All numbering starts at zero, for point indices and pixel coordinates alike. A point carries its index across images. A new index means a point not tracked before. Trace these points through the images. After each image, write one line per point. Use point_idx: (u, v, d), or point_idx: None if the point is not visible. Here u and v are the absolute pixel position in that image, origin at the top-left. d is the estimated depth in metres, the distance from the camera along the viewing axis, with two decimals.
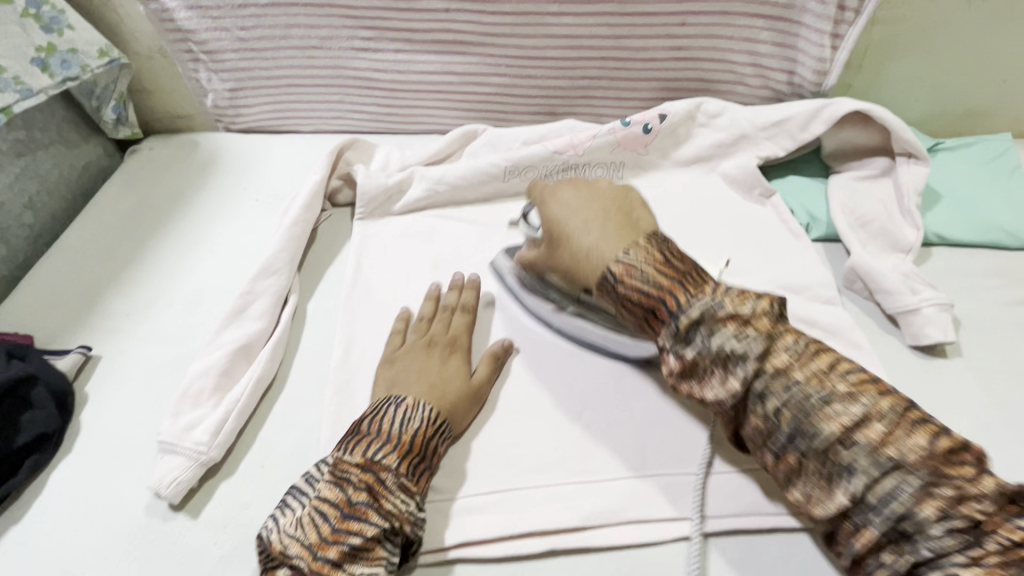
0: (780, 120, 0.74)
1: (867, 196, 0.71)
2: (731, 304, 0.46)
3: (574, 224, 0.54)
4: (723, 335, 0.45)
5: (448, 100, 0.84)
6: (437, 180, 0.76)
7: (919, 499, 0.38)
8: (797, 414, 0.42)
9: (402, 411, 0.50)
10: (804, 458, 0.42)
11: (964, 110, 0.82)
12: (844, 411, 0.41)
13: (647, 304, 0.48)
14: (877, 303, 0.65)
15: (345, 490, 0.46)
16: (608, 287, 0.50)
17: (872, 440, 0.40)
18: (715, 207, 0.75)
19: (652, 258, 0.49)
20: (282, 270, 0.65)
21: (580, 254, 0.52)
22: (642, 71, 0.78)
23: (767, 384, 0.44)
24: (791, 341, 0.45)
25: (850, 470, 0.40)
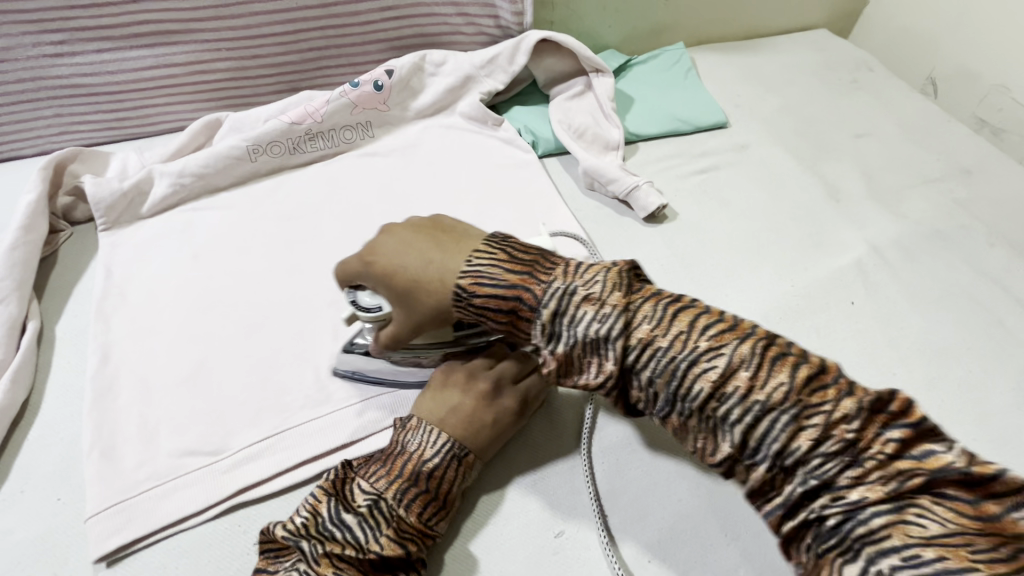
0: (492, 58, 0.83)
1: (578, 110, 0.83)
2: (590, 289, 0.43)
3: (410, 260, 0.48)
4: (649, 348, 0.40)
5: (180, 94, 0.83)
6: (179, 172, 0.75)
7: (793, 435, 0.36)
8: (625, 327, 0.41)
9: (460, 471, 0.50)
10: (571, 348, 0.43)
11: (648, 29, 0.99)
12: (600, 296, 0.42)
13: (506, 310, 0.45)
14: (610, 196, 0.77)
15: (410, 547, 0.46)
16: (461, 304, 0.46)
17: (740, 389, 0.37)
18: (458, 146, 0.84)
19: (495, 264, 0.45)
20: (9, 298, 0.62)
21: (443, 285, 0.46)
22: (364, 34, 0.84)
23: (730, 409, 0.38)
24: (650, 312, 0.42)
25: (741, 439, 0.38)
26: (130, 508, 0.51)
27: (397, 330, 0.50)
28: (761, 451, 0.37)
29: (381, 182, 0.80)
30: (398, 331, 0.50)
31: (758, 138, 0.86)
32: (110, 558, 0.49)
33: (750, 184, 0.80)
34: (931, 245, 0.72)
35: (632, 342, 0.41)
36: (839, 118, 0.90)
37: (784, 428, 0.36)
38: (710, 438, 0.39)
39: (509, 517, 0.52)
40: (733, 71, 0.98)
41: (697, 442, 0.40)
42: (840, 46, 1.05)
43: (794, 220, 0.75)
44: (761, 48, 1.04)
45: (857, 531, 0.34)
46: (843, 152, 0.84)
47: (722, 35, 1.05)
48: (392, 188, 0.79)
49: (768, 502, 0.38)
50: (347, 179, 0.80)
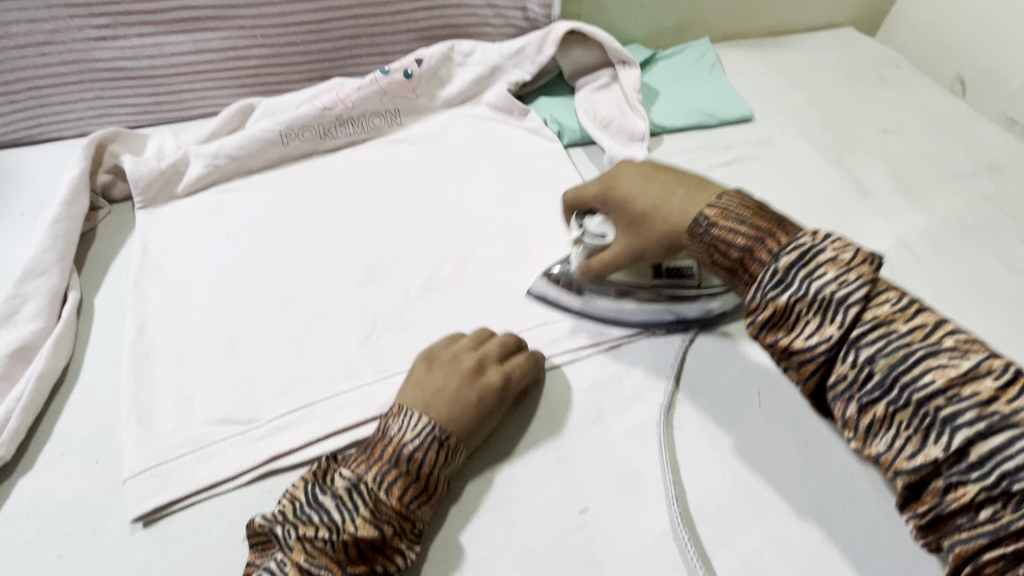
0: (519, 49, 0.85)
1: (604, 101, 0.84)
2: (840, 254, 0.43)
3: (651, 190, 0.53)
4: (843, 305, 0.41)
5: (216, 79, 0.85)
6: (214, 154, 0.77)
7: (995, 429, 0.36)
8: (886, 310, 0.41)
9: (444, 453, 0.49)
10: (797, 304, 0.43)
11: (672, 24, 0.99)
12: (846, 262, 0.43)
13: (738, 249, 0.47)
14: None
15: (387, 530, 0.46)
16: (697, 233, 0.49)
17: (978, 394, 0.37)
18: (485, 135, 0.85)
19: (745, 209, 0.48)
20: (52, 269, 0.64)
21: (672, 212, 0.52)
22: (394, 24, 0.85)
23: (955, 409, 0.37)
24: (896, 299, 0.42)
25: (950, 440, 0.37)
26: (165, 471, 0.52)
27: (614, 253, 0.56)
28: (964, 456, 0.37)
29: (408, 168, 0.82)
30: (615, 256, 0.56)
31: (783, 132, 0.86)
32: (147, 519, 0.50)
33: (775, 176, 0.80)
34: (960, 240, 0.72)
35: (866, 314, 0.41)
36: (865, 113, 0.89)
37: (982, 425, 0.36)
38: (913, 437, 0.39)
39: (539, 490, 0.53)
40: (758, 67, 0.99)
41: (889, 434, 0.40)
42: (866, 44, 1.04)
43: (820, 213, 0.75)
44: (786, 45, 1.04)
45: None
46: (870, 147, 0.84)
47: (747, 31, 1.05)
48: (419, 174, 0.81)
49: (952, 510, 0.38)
50: (376, 164, 0.82)
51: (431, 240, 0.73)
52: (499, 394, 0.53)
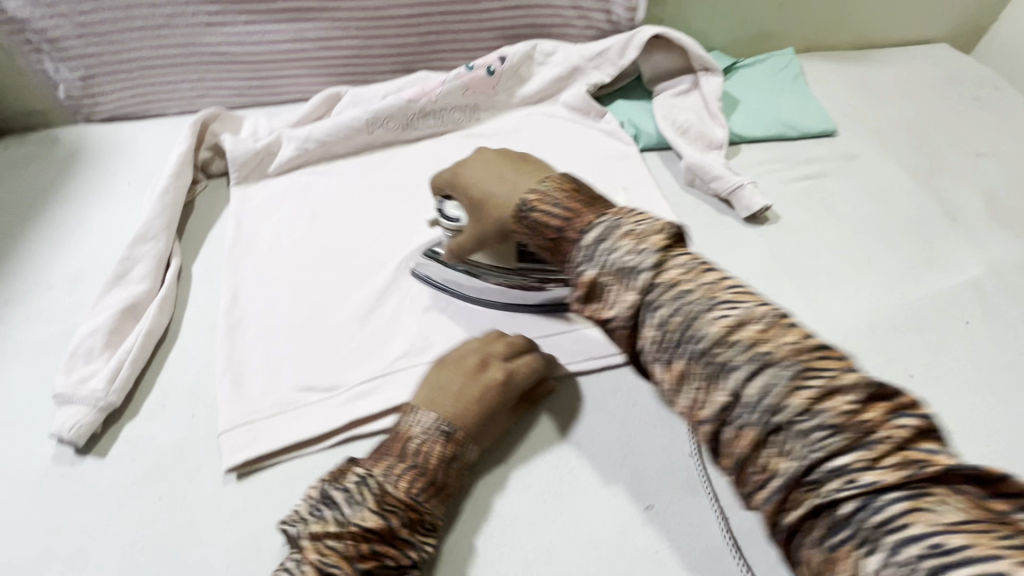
0: (602, 51, 0.85)
1: (683, 107, 0.84)
2: (630, 224, 0.43)
3: (488, 182, 0.54)
4: (621, 250, 0.42)
5: (308, 67, 0.89)
6: (305, 138, 0.81)
7: (791, 395, 0.33)
8: (607, 233, 0.43)
9: (451, 446, 0.49)
10: (601, 275, 0.42)
11: (757, 33, 0.98)
12: (641, 233, 0.42)
13: (553, 225, 0.47)
14: (711, 193, 0.77)
15: (393, 520, 0.45)
16: (522, 217, 0.49)
17: (750, 339, 0.35)
18: (561, 134, 0.86)
19: (563, 190, 0.48)
20: (159, 236, 0.69)
21: (499, 200, 0.52)
22: (481, 21, 0.87)
23: (740, 357, 0.35)
24: (683, 260, 0.41)
25: (742, 392, 0.34)
26: (255, 429, 0.56)
27: (463, 239, 0.58)
28: (759, 405, 0.34)
29: None
30: (463, 240, 0.58)
31: (868, 149, 0.84)
32: (239, 473, 0.54)
33: (858, 194, 0.78)
34: None
35: (657, 279, 0.40)
36: (958, 135, 0.86)
37: (832, 437, 0.31)
38: (704, 389, 0.36)
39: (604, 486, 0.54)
40: (843, 81, 0.96)
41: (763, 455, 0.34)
42: (962, 63, 1.00)
43: (904, 235, 0.73)
44: (875, 59, 1.01)
45: (861, 507, 0.30)
46: (962, 170, 0.81)
47: (834, 42, 1.02)
48: None
49: (786, 498, 0.33)
50: (453, 156, 0.84)
51: None
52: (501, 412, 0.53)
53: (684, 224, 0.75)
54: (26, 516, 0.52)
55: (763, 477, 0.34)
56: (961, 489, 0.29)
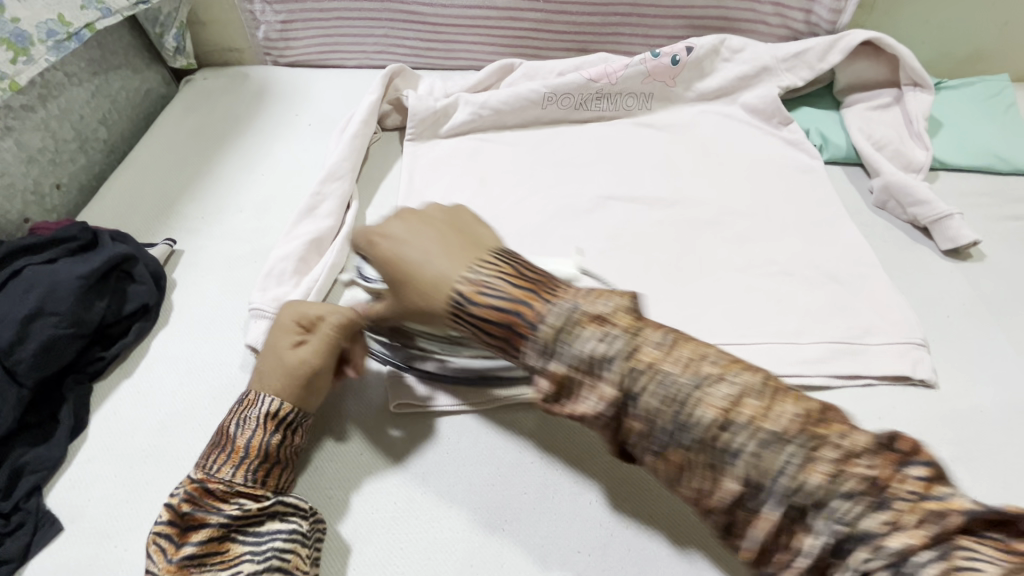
0: (799, 52, 0.80)
1: (881, 122, 0.78)
2: (760, 403, 0.40)
3: (418, 257, 0.50)
4: (794, 448, 0.38)
5: (486, 35, 0.90)
6: (481, 105, 0.82)
7: (913, 541, 0.36)
8: (735, 417, 0.40)
9: (242, 410, 0.50)
10: (771, 488, 0.39)
11: (967, 53, 0.89)
12: (607, 317, 0.44)
13: (502, 321, 0.46)
14: (906, 218, 0.71)
15: (178, 501, 0.47)
16: (459, 312, 0.48)
17: (857, 486, 0.37)
18: (736, 134, 0.82)
19: (500, 274, 0.48)
20: (344, 177, 0.72)
21: (426, 284, 0.49)
22: (670, 8, 0.85)
23: (850, 509, 0.37)
24: (837, 448, 0.38)
25: (833, 515, 0.38)
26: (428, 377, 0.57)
27: (380, 308, 0.53)
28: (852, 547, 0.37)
29: (652, 152, 0.81)
30: (380, 308, 0.53)
31: None
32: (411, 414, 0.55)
33: None
34: None
35: (634, 363, 0.42)
36: None
37: (801, 461, 0.38)
38: (796, 536, 0.39)
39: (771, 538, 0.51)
40: None
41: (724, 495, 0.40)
42: None
43: None
44: None
45: None
46: None
47: None
48: (663, 160, 0.80)
49: None
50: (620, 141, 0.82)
51: (675, 227, 0.71)
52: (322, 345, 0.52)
53: (874, 247, 0.69)
54: (216, 414, 0.56)
55: (788, 556, 0.39)
56: None
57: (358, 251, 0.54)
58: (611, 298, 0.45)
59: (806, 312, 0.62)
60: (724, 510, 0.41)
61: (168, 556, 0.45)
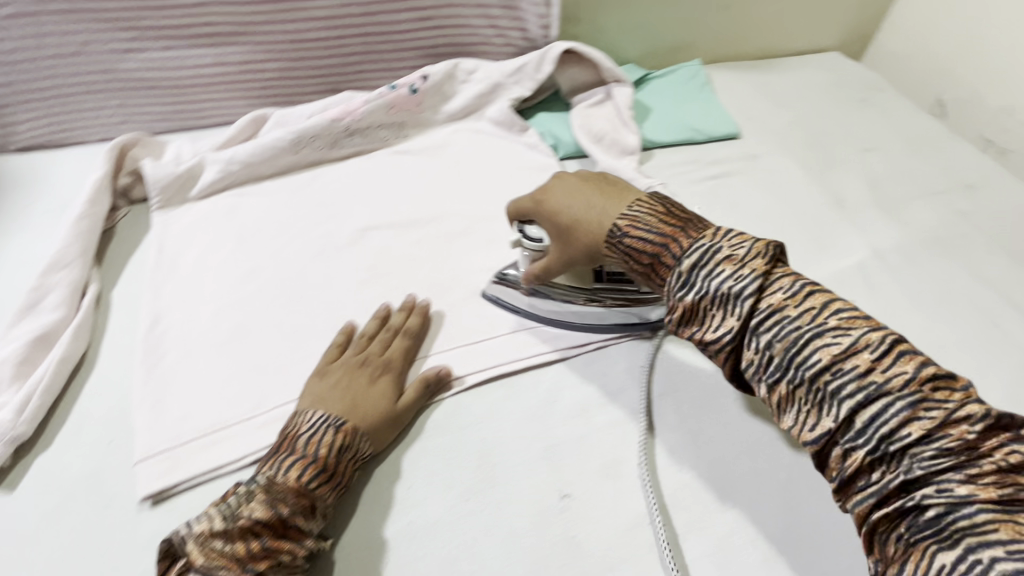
0: (519, 67, 0.90)
1: (598, 117, 0.89)
2: (728, 247, 0.48)
3: (577, 209, 0.57)
4: (720, 276, 0.46)
5: (232, 90, 0.90)
6: (228, 160, 0.81)
7: (821, 350, 0.42)
8: (699, 257, 0.48)
9: (340, 437, 0.52)
10: (700, 300, 0.47)
11: (667, 46, 1.05)
12: (742, 259, 0.46)
13: (649, 253, 0.51)
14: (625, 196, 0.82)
15: (282, 509, 0.47)
16: (614, 239, 0.53)
17: (770, 303, 0.45)
18: (482, 147, 0.90)
19: (654, 215, 0.52)
20: (75, 262, 0.68)
21: (590, 222, 0.56)
22: (402, 41, 0.91)
23: (765, 320, 0.44)
24: (786, 283, 0.45)
25: (758, 332, 0.45)
26: (173, 456, 0.55)
27: (547, 261, 0.61)
28: (773, 350, 0.44)
29: (409, 176, 0.86)
30: (547, 262, 0.62)
31: (768, 149, 0.91)
32: (155, 499, 0.54)
33: (760, 190, 0.84)
34: (933, 251, 0.74)
35: (761, 303, 0.45)
36: (848, 131, 0.94)
37: (883, 400, 0.40)
38: (736, 354, 0.46)
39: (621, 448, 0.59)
40: (747, 88, 1.04)
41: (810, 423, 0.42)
42: (851, 68, 1.09)
43: (799, 224, 0.79)
44: (775, 68, 1.09)
45: (908, 451, 0.39)
46: (851, 163, 0.88)
47: (737, 54, 1.10)
48: (419, 182, 0.85)
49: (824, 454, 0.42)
50: (377, 171, 0.86)
51: (431, 243, 0.76)
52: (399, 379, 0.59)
53: None
54: None
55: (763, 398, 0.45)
56: (971, 428, 0.38)
57: (523, 213, 0.62)
58: (748, 240, 0.47)
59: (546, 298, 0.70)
60: (686, 334, 0.49)
61: (251, 550, 0.45)
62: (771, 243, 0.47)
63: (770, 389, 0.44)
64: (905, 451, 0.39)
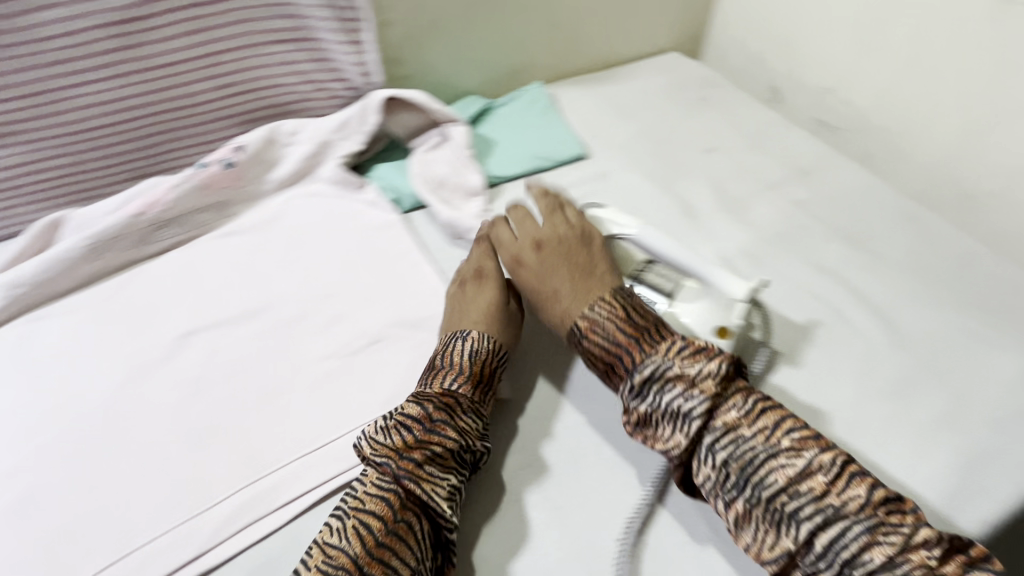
0: (344, 121, 0.84)
1: (437, 161, 0.84)
2: (679, 364, 0.52)
3: (541, 281, 0.62)
4: (672, 392, 0.51)
5: (14, 198, 0.77)
6: (13, 282, 0.70)
7: (777, 471, 0.46)
8: (653, 373, 0.52)
9: (470, 343, 0.59)
10: (653, 410, 0.52)
11: (505, 71, 1.02)
12: (693, 377, 0.51)
13: (613, 358, 0.55)
14: (474, 243, 0.78)
15: (427, 407, 0.54)
16: (576, 340, 0.58)
17: (722, 421, 0.49)
18: (319, 212, 0.83)
19: (613, 319, 0.56)
20: None
21: (544, 295, 0.62)
22: (209, 113, 0.82)
23: (721, 438, 0.49)
24: (739, 401, 0.50)
25: (713, 446, 0.49)
26: None
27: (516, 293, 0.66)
28: (730, 467, 0.48)
29: (238, 258, 0.77)
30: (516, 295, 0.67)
31: (615, 165, 0.90)
32: None
33: None
34: (776, 247, 0.75)
35: (713, 423, 0.49)
36: (692, 134, 0.95)
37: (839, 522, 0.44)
38: (695, 464, 0.50)
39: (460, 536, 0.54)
40: (593, 102, 1.03)
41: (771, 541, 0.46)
42: (690, 66, 1.11)
43: None
44: (618, 76, 1.09)
45: (864, 568, 0.42)
46: (695, 168, 0.89)
47: (579, 67, 1.10)
48: (249, 264, 0.76)
49: (791, 570, 0.45)
50: (200, 261, 0.77)
51: (266, 334, 0.68)
52: (502, 285, 0.65)
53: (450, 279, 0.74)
54: None
55: (725, 510, 0.48)
56: (927, 553, 0.42)
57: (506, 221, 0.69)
58: (700, 359, 0.51)
59: (396, 376, 0.64)
60: (644, 440, 0.54)
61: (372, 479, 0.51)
62: (721, 362, 0.51)
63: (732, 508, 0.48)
64: (866, 568, 0.42)
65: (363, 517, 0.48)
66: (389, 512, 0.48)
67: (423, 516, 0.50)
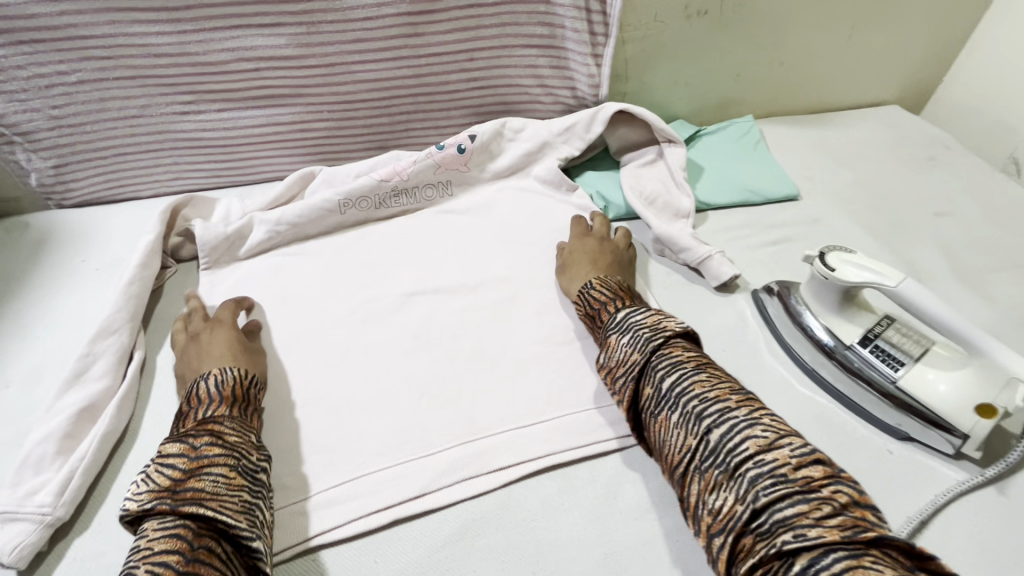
0: (568, 127, 0.88)
1: (650, 178, 0.86)
2: (652, 310, 0.61)
3: (577, 258, 0.73)
4: (640, 321, 0.59)
5: (282, 149, 0.90)
6: (276, 221, 0.81)
7: (699, 385, 0.52)
8: (628, 313, 0.61)
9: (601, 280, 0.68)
10: (619, 338, 0.59)
11: (717, 102, 1.02)
12: (661, 318, 0.59)
13: (598, 304, 0.65)
14: (681, 263, 0.79)
15: (199, 441, 0.50)
16: (585, 291, 0.68)
17: (678, 350, 0.56)
18: (530, 206, 0.87)
19: (615, 283, 0.67)
20: (123, 327, 0.68)
21: (580, 269, 0.72)
22: (450, 101, 0.91)
23: (661, 360, 0.55)
24: (687, 347, 0.57)
25: (654, 366, 0.55)
26: None
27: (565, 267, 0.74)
28: (664, 381, 0.53)
29: (455, 236, 0.84)
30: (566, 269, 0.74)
31: (830, 212, 0.86)
32: None
33: None
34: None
35: (663, 347, 0.56)
36: (917, 193, 0.89)
37: (784, 486, 0.43)
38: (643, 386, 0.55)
39: (664, 545, 0.53)
40: (804, 145, 1.00)
41: (719, 498, 0.45)
42: (912, 123, 1.05)
43: None
44: (831, 122, 1.05)
45: (753, 475, 0.44)
46: (922, 229, 0.83)
47: (789, 108, 1.07)
48: (466, 243, 0.82)
49: (703, 483, 0.47)
50: (423, 231, 0.84)
51: (479, 310, 0.73)
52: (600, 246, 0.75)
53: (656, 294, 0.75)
54: None
55: (658, 426, 0.53)
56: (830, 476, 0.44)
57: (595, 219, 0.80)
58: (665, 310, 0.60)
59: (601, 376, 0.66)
60: (604, 372, 0.59)
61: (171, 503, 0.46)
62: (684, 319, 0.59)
63: (695, 467, 0.48)
64: (752, 473, 0.44)
65: (157, 559, 0.42)
66: (185, 540, 0.44)
67: (223, 540, 0.46)
